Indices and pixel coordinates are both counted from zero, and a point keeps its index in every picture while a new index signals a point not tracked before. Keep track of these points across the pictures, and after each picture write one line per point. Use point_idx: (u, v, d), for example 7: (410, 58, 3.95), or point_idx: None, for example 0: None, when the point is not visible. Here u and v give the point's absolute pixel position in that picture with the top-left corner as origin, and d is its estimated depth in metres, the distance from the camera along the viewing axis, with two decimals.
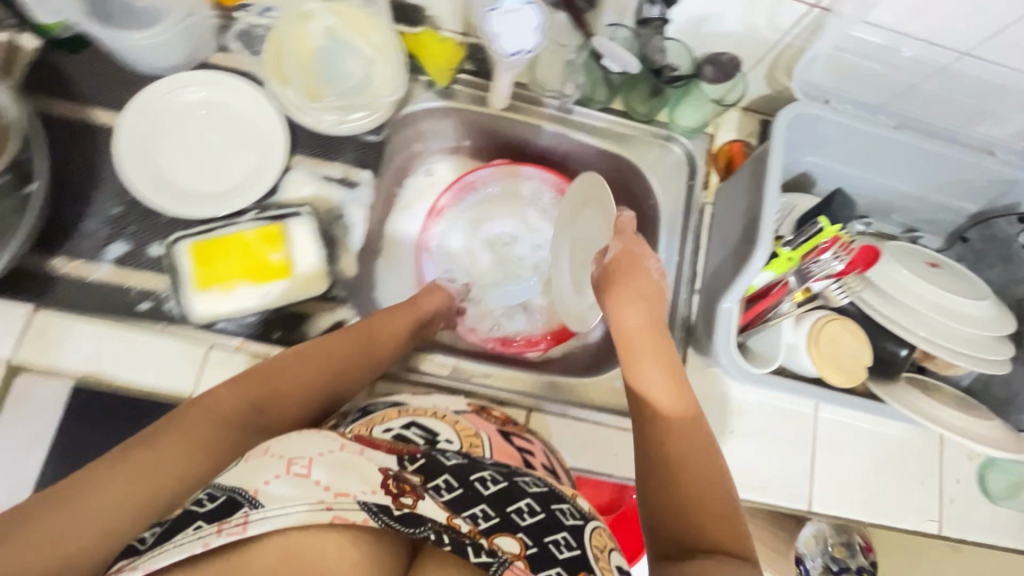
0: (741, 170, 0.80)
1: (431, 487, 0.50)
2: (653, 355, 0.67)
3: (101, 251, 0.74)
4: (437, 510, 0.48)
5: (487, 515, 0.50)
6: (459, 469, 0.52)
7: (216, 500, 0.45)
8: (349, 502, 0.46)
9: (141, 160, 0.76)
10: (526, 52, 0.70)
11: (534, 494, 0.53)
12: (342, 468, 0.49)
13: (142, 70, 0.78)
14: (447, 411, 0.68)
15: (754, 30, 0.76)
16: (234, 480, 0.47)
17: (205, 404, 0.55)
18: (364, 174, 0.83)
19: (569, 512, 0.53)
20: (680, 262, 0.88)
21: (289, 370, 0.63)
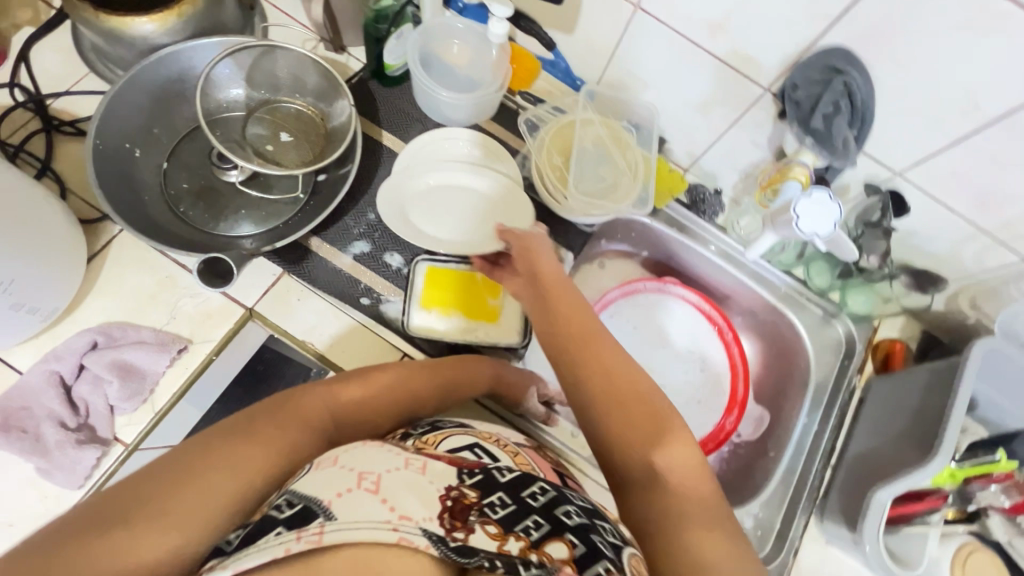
0: (911, 373, 0.85)
1: (487, 504, 0.53)
2: (616, 383, 0.62)
3: (348, 244, 0.86)
4: (490, 539, 0.49)
5: (539, 525, 0.53)
6: (511, 487, 0.57)
7: (293, 508, 0.48)
8: (414, 528, 0.47)
9: (408, 186, 0.89)
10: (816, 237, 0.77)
11: (575, 515, 0.57)
12: (408, 489, 0.51)
13: (431, 115, 0.93)
14: (508, 441, 0.73)
15: (958, 258, 0.84)
16: (309, 491, 0.50)
17: (297, 403, 0.61)
18: (569, 255, 0.94)
19: (609, 530, 0.57)
20: (820, 432, 0.92)
21: (367, 391, 0.67)
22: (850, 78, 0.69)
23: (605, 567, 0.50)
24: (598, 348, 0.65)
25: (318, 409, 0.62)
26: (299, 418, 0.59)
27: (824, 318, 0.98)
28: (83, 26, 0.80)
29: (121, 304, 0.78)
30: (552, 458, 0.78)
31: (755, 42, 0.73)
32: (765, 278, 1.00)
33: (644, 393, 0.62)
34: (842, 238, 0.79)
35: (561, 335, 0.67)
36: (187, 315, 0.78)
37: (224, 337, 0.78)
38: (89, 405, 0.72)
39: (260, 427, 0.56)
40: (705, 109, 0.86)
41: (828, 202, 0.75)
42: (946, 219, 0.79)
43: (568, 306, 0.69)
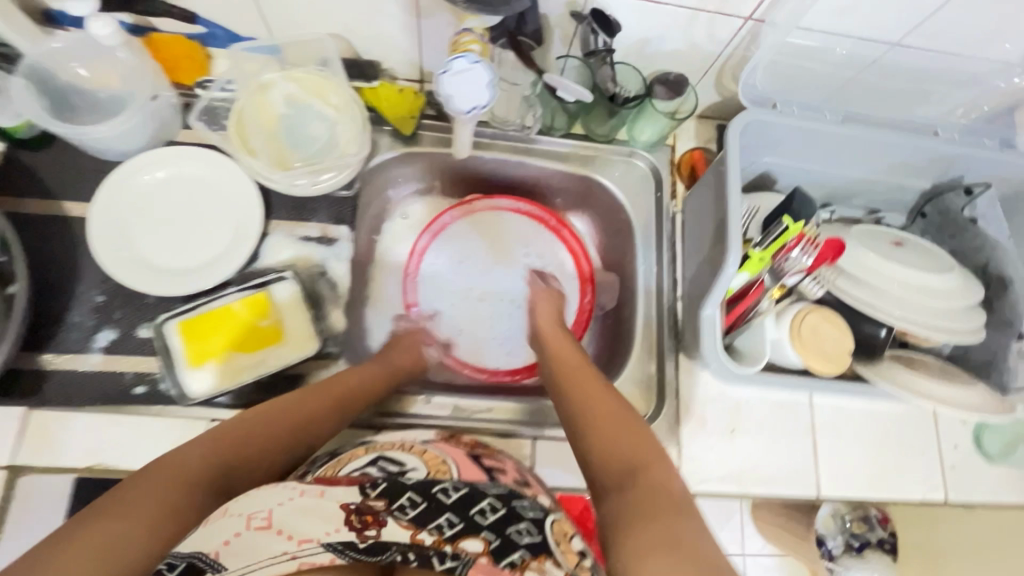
0: (705, 177, 0.84)
1: (395, 508, 0.57)
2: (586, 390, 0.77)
3: (90, 341, 0.74)
4: (400, 531, 0.55)
5: (452, 523, 0.58)
6: (420, 485, 0.61)
7: (176, 568, 0.50)
8: (317, 548, 0.52)
9: (116, 245, 0.75)
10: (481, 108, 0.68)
11: (494, 495, 0.63)
12: (302, 512, 0.54)
13: (108, 157, 0.79)
14: (415, 441, 0.75)
15: (695, 46, 0.79)
16: (190, 546, 0.51)
17: (179, 464, 0.58)
18: (342, 229, 0.85)
19: (529, 507, 0.64)
20: (659, 271, 0.91)
21: (262, 426, 0.65)
22: None
23: (520, 557, 0.58)
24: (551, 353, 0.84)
25: (199, 463, 0.59)
26: (177, 475, 0.57)
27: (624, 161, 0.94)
28: None
29: None
30: (470, 442, 0.78)
31: None
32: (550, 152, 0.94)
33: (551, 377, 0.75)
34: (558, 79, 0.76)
35: (556, 377, 0.80)
36: None
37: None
38: None
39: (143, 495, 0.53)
40: (382, 11, 0.75)
41: (472, 66, 0.66)
42: (658, 14, 0.73)
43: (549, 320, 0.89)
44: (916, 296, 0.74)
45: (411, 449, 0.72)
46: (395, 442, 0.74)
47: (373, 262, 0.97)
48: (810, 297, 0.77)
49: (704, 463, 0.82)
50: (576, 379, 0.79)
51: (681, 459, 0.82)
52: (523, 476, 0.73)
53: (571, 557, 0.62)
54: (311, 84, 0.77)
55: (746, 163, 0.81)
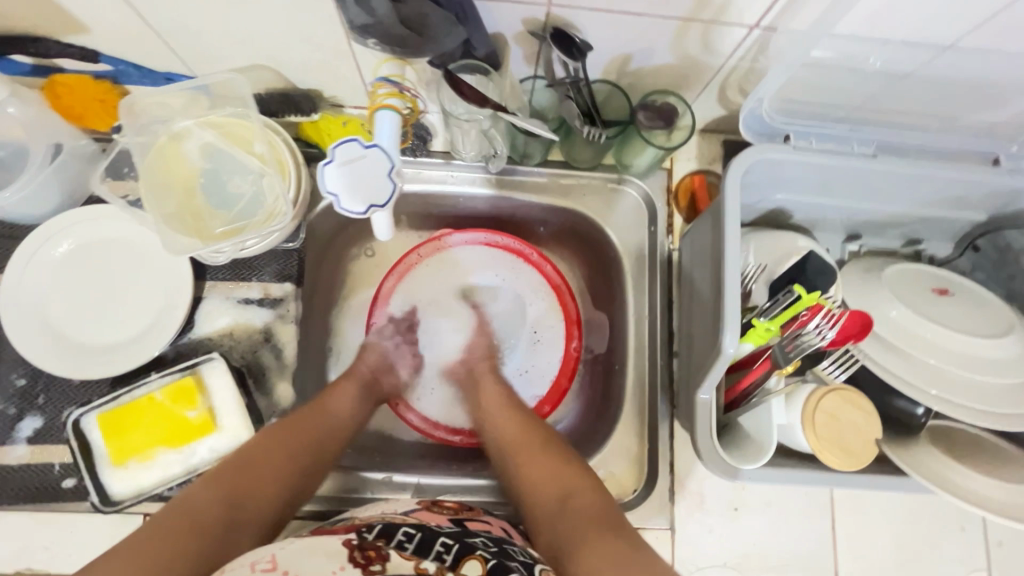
0: (704, 216, 0.70)
1: (393, 544, 0.57)
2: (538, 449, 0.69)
3: (12, 431, 0.68)
4: (404, 561, 0.55)
5: (449, 552, 0.57)
6: (413, 526, 0.61)
7: None
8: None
9: (32, 326, 0.68)
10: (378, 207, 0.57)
11: (485, 535, 0.61)
12: (305, 554, 0.53)
13: (18, 220, 0.70)
14: (394, 513, 0.65)
15: (690, 59, 0.64)
16: None
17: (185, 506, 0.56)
18: (287, 287, 0.75)
19: (521, 551, 0.61)
20: (652, 320, 0.79)
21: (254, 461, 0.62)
22: None
23: None
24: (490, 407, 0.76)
25: (202, 509, 0.56)
26: (184, 522, 0.55)
27: (612, 189, 0.81)
28: None
29: None
30: (453, 506, 0.70)
31: None
32: (524, 184, 0.81)
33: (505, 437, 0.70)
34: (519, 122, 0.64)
35: (504, 439, 0.72)
36: None
37: None
38: None
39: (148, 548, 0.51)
40: (303, 38, 0.62)
41: (367, 151, 0.56)
42: (640, 27, 0.58)
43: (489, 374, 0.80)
44: (956, 369, 0.61)
45: (387, 517, 0.63)
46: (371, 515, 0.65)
47: (334, 310, 0.88)
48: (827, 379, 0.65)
49: (701, 545, 0.72)
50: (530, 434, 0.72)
51: (675, 541, 0.72)
52: (510, 533, 0.66)
53: None
54: (234, 134, 0.66)
55: (754, 199, 0.67)
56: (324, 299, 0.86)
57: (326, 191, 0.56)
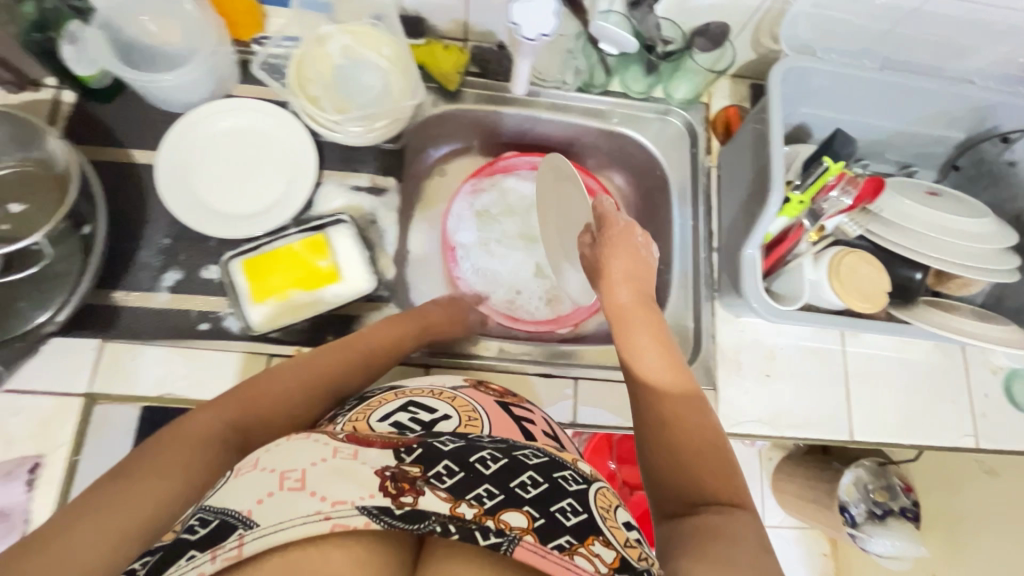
0: (743, 130, 0.85)
1: (432, 476, 0.48)
2: (645, 326, 0.72)
3: (158, 280, 0.78)
4: (439, 502, 0.46)
5: (492, 494, 0.49)
6: (458, 453, 0.51)
7: (207, 525, 0.46)
8: (348, 510, 0.45)
9: (182, 192, 0.80)
10: (546, 37, 0.73)
11: (535, 466, 0.52)
12: (339, 474, 0.47)
13: (171, 107, 0.83)
14: (444, 388, 0.70)
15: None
16: (223, 502, 0.47)
17: (186, 427, 0.55)
18: (391, 180, 0.87)
19: (572, 477, 0.53)
20: (695, 224, 0.93)
21: (275, 386, 0.63)
22: None
23: (568, 540, 0.47)
24: (628, 305, 0.73)
25: (219, 423, 0.56)
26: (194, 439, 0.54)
27: (659, 118, 0.97)
28: None
29: None
30: (499, 389, 0.75)
31: None
32: (589, 109, 0.97)
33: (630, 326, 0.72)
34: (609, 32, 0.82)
35: (618, 332, 0.72)
36: (22, 433, 0.70)
37: (74, 434, 0.72)
38: None
39: (144, 467, 0.50)
40: None
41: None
42: None
43: (624, 246, 0.76)
44: (944, 238, 0.76)
45: (439, 393, 0.67)
46: (425, 388, 0.68)
47: (414, 214, 1.00)
48: (847, 237, 0.79)
49: (740, 406, 0.85)
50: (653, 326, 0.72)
51: (717, 402, 0.85)
52: (551, 429, 0.69)
53: (620, 531, 0.51)
54: (366, 38, 0.80)
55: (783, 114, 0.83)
56: (408, 205, 0.99)
57: (512, 21, 0.71)
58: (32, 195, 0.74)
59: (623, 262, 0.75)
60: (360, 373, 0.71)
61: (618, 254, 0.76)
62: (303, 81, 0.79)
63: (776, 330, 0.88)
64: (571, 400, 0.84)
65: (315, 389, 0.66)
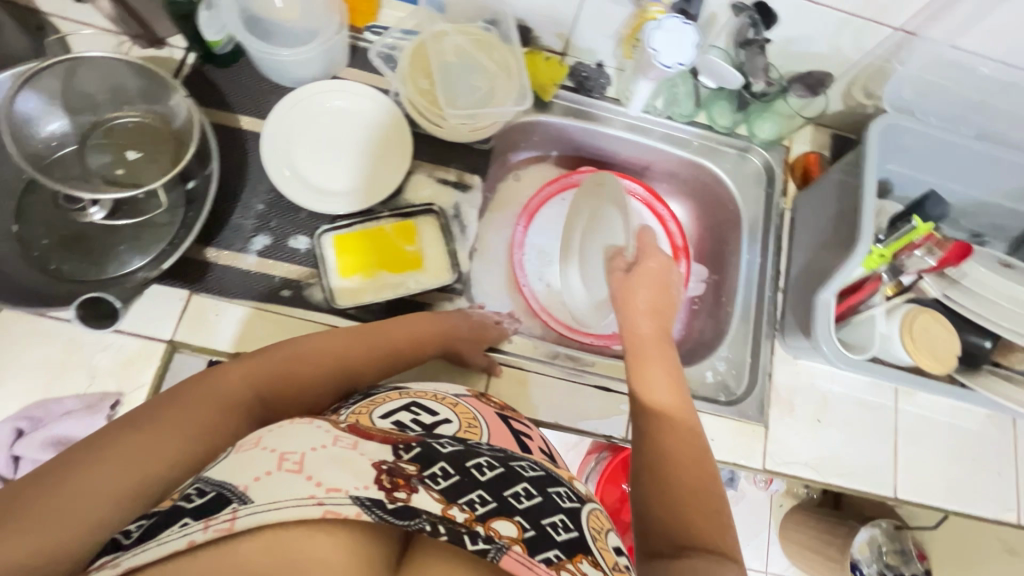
0: (827, 176, 0.87)
1: (427, 475, 0.45)
2: (662, 364, 0.72)
3: (247, 242, 0.81)
4: (432, 501, 0.43)
5: (485, 501, 0.45)
6: (455, 456, 0.48)
7: (205, 495, 0.41)
8: (343, 498, 0.40)
9: (281, 161, 0.83)
10: (681, 66, 0.74)
11: (530, 479, 0.50)
12: (337, 461, 0.44)
13: (281, 80, 0.86)
14: (447, 394, 0.69)
15: (838, 50, 0.83)
16: (222, 476, 0.43)
17: (214, 384, 0.54)
18: (477, 178, 0.89)
19: (565, 494, 0.51)
20: (763, 263, 0.94)
21: (302, 361, 0.63)
22: None
23: (557, 555, 0.43)
24: (645, 338, 0.74)
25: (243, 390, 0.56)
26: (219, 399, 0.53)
27: (738, 155, 0.99)
28: None
29: (30, 384, 0.72)
30: (499, 403, 0.73)
31: None
32: (671, 135, 0.99)
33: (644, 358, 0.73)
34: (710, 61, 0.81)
35: (632, 362, 0.73)
36: (108, 368, 0.73)
37: (154, 377, 0.74)
38: None
39: (168, 415, 0.49)
40: None
41: (682, 27, 0.73)
42: (816, 16, 0.78)
43: (645, 279, 0.78)
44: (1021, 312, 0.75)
45: (443, 398, 0.66)
46: (428, 391, 0.67)
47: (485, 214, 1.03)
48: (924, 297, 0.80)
49: (787, 446, 0.86)
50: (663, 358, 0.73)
51: (767, 439, 0.86)
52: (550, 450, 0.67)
53: (609, 556, 0.48)
54: (481, 41, 0.85)
55: None
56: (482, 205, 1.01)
57: (651, 47, 0.73)
58: (148, 145, 0.77)
59: (648, 294, 0.77)
60: (376, 369, 0.70)
61: (639, 285, 0.78)
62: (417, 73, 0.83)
63: (832, 377, 0.89)
64: (625, 416, 0.86)
65: (336, 374, 0.65)
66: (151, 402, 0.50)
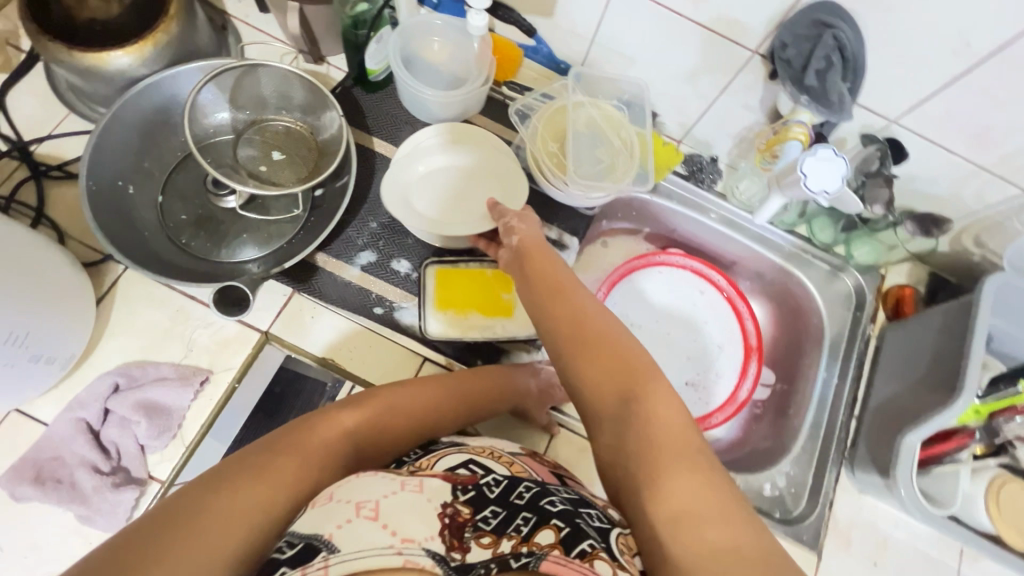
0: (929, 316, 0.85)
1: (480, 518, 0.49)
2: (605, 370, 0.60)
3: (355, 255, 0.85)
4: (486, 552, 0.45)
5: (528, 519, 0.50)
6: (502, 497, 0.52)
7: (295, 547, 0.46)
8: (418, 549, 0.44)
9: (403, 188, 0.87)
10: (826, 193, 0.76)
11: (564, 497, 0.56)
12: (409, 510, 0.47)
13: (417, 115, 0.92)
14: (502, 452, 0.65)
15: (959, 197, 0.84)
16: (308, 529, 0.48)
17: (318, 437, 0.59)
18: (573, 240, 0.93)
19: (596, 517, 0.54)
20: (840, 386, 0.92)
21: (388, 411, 0.66)
22: (839, 32, 0.66)
23: (592, 547, 0.48)
24: (598, 343, 0.62)
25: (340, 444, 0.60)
26: (320, 454, 0.57)
27: (831, 272, 0.99)
28: (60, 65, 0.76)
29: (135, 343, 0.76)
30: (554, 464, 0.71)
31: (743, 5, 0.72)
32: (768, 240, 1.00)
33: (588, 355, 0.62)
34: (847, 194, 0.79)
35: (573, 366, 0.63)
36: (204, 345, 0.77)
37: (244, 363, 0.78)
38: (119, 448, 0.71)
39: (279, 467, 0.53)
40: (689, 77, 0.87)
41: (834, 158, 0.74)
42: (945, 161, 0.79)
43: (600, 372, 0.60)
44: None
45: (501, 456, 0.62)
46: (485, 448, 0.64)
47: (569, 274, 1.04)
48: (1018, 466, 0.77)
49: None
50: (625, 374, 0.60)
51: (817, 570, 0.82)
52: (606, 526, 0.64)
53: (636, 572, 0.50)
54: (611, 118, 0.88)
55: None
56: None
57: (801, 171, 0.75)
58: (292, 150, 0.84)
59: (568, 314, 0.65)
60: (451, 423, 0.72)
61: (565, 309, 0.66)
62: (545, 139, 0.88)
63: (894, 519, 0.86)
64: None
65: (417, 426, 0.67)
66: (267, 452, 0.55)
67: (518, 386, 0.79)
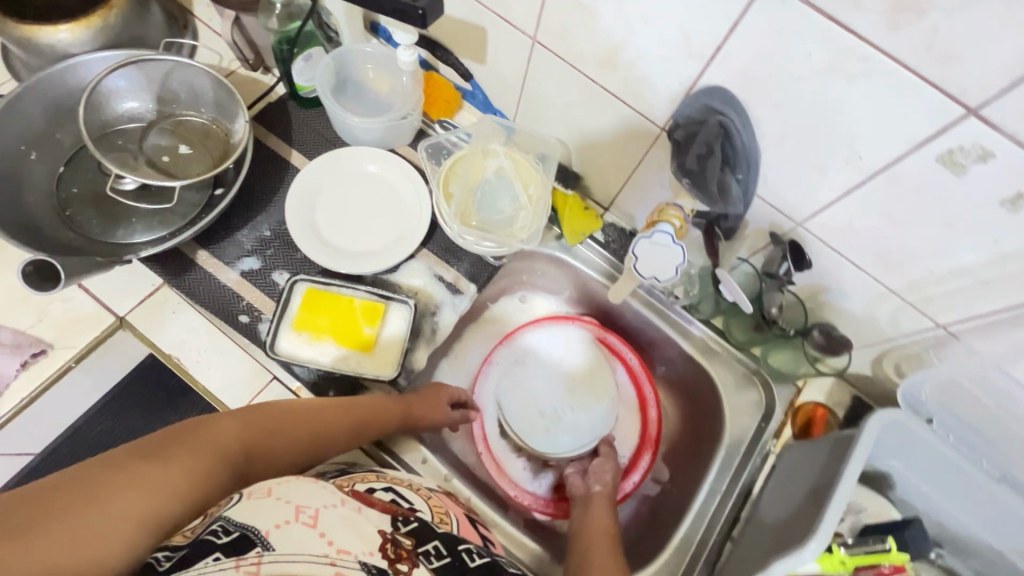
0: (819, 441, 0.77)
1: (422, 551, 0.56)
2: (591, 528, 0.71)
3: (237, 259, 0.84)
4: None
5: None
6: (445, 539, 0.60)
7: (229, 534, 0.47)
8: (353, 562, 0.49)
9: (303, 205, 0.87)
10: (657, 280, 0.80)
11: None
12: (345, 524, 0.52)
13: (341, 136, 0.92)
14: (421, 485, 0.72)
15: (874, 320, 0.76)
16: (244, 518, 0.49)
17: (214, 431, 0.59)
18: (471, 287, 0.88)
19: None
20: (724, 499, 0.84)
21: (287, 422, 0.67)
22: (728, 121, 0.66)
23: None
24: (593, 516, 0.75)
25: (236, 443, 0.60)
26: (213, 446, 0.57)
27: (745, 376, 0.90)
28: (1, 35, 0.80)
29: None
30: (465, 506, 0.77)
31: (646, 79, 0.70)
32: (681, 327, 0.93)
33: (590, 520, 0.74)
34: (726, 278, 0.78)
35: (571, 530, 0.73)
36: (55, 320, 0.76)
37: (88, 344, 0.76)
38: None
39: (174, 454, 0.53)
40: (607, 144, 0.83)
41: (670, 245, 0.76)
42: (856, 276, 0.73)
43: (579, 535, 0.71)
44: None
45: (417, 489, 0.69)
46: (404, 480, 0.71)
47: (473, 321, 1.00)
48: None
49: None
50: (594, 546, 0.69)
51: None
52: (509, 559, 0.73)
53: None
54: (520, 171, 0.89)
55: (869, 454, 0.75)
56: (463, 321, 0.97)
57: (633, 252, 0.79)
58: (201, 147, 0.85)
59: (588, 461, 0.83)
60: (350, 435, 0.73)
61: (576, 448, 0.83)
62: (451, 178, 0.89)
63: None
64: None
65: (310, 437, 0.68)
66: (160, 437, 0.55)
67: (413, 416, 0.79)
